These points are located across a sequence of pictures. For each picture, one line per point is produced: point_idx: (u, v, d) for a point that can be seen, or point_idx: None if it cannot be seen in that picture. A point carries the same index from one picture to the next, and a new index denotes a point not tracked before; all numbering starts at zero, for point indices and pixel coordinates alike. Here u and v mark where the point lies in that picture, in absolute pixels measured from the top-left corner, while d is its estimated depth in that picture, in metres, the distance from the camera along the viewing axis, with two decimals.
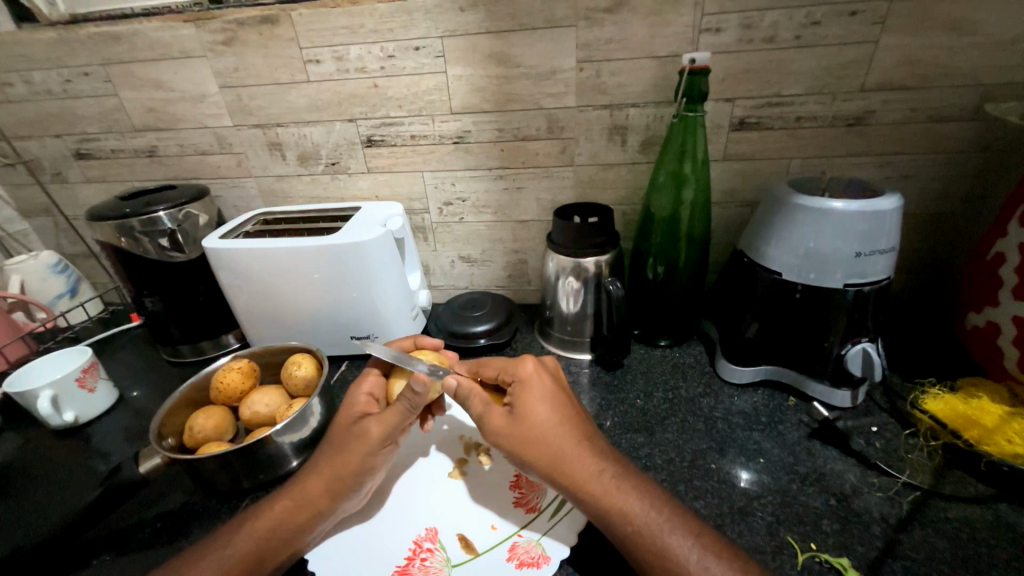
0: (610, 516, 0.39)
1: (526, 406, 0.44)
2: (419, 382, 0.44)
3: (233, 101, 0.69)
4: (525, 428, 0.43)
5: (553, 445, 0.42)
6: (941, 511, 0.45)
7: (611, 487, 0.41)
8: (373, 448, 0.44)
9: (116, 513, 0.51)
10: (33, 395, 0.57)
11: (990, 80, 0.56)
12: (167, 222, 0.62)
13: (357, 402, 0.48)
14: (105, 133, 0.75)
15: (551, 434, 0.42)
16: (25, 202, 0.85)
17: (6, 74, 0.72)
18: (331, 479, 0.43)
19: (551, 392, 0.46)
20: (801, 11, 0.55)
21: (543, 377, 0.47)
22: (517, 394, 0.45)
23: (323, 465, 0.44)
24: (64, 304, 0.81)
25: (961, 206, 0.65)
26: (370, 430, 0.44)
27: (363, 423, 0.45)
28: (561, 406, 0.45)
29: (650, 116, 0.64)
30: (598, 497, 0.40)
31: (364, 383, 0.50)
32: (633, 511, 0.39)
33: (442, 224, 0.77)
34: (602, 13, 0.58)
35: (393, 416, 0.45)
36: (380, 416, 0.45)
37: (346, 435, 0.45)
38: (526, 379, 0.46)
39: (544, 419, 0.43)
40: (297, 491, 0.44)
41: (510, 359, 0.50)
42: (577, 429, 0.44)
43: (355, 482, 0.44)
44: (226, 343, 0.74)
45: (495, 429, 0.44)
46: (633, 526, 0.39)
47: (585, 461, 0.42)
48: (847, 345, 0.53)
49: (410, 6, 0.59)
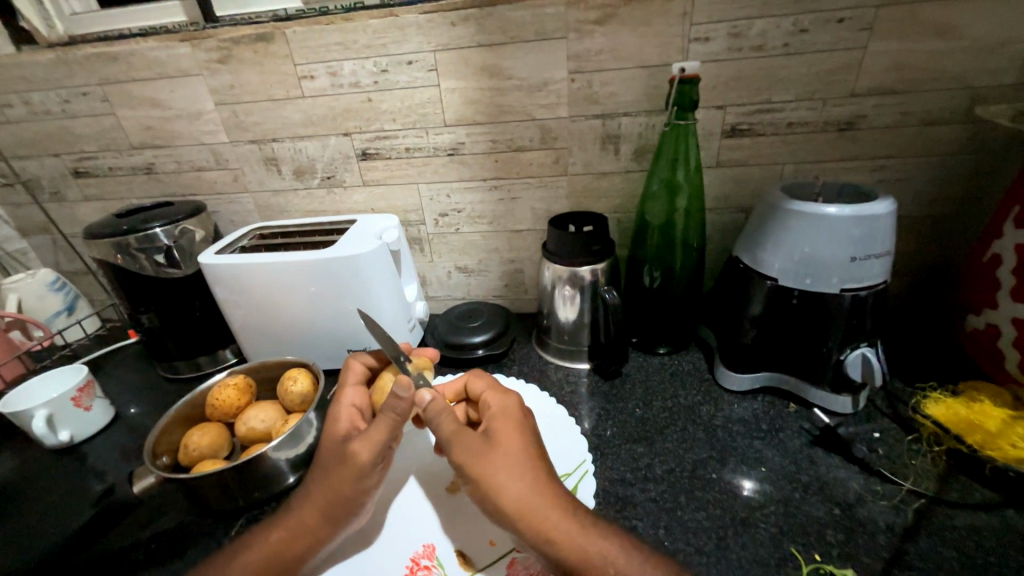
0: (587, 561, 0.38)
1: (502, 436, 0.43)
2: (402, 387, 0.41)
3: (230, 118, 0.70)
4: (499, 460, 0.41)
5: (527, 478, 0.40)
6: (947, 519, 0.45)
7: (587, 526, 0.40)
8: (363, 471, 0.42)
9: (110, 534, 0.51)
10: (29, 415, 0.57)
11: (978, 83, 0.56)
12: (163, 239, 0.62)
13: (340, 420, 0.46)
14: (103, 152, 0.76)
15: (527, 467, 0.41)
16: (25, 221, 0.85)
17: (6, 96, 0.72)
18: (327, 507, 0.42)
19: (526, 426, 0.44)
20: (788, 19, 0.55)
21: (522, 410, 0.46)
22: (495, 423, 0.44)
23: (316, 494, 0.43)
24: (61, 322, 0.81)
25: (957, 208, 0.65)
26: (357, 452, 0.42)
27: (349, 445, 0.43)
28: (534, 441, 0.44)
29: (643, 124, 0.64)
30: (574, 538, 0.38)
31: (346, 396, 0.48)
32: (612, 554, 0.38)
33: (438, 236, 0.77)
34: (592, 25, 0.58)
35: (381, 433, 0.42)
36: (365, 434, 0.43)
37: (333, 458, 0.44)
38: (506, 410, 0.45)
39: (517, 449, 0.42)
40: (292, 521, 0.43)
41: (498, 382, 0.49)
42: (547, 463, 0.43)
43: (351, 508, 0.43)
44: (223, 358, 0.74)
45: (468, 456, 0.41)
46: (613, 569, 0.37)
47: (558, 502, 0.40)
48: (847, 350, 0.53)
49: (402, 22, 0.60)
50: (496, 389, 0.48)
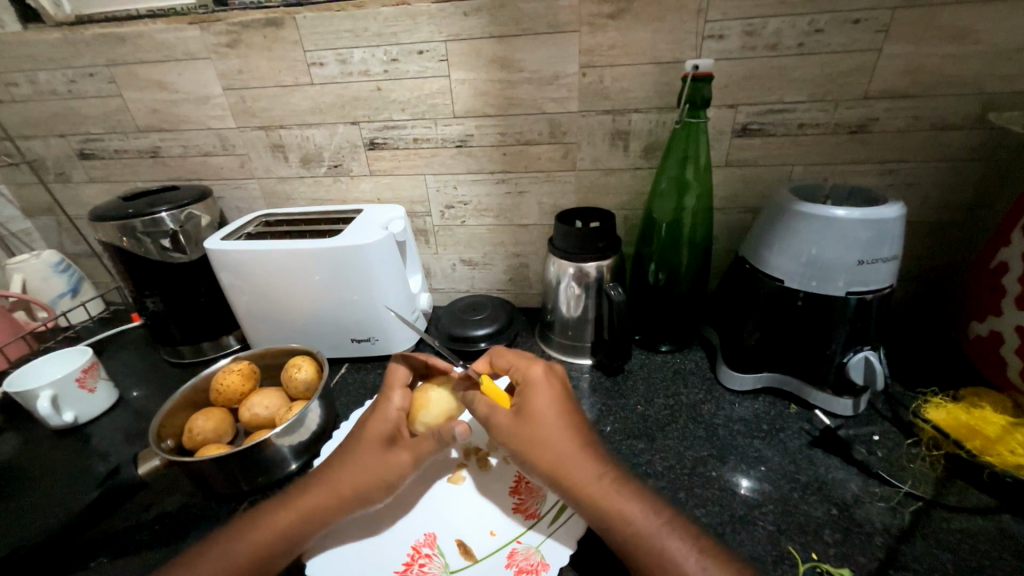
0: (609, 517, 0.40)
1: (534, 410, 0.45)
2: (463, 434, 0.46)
3: (237, 103, 0.69)
4: (534, 428, 0.44)
5: (555, 447, 0.43)
6: (944, 522, 0.45)
7: (610, 490, 0.41)
8: (399, 474, 0.45)
9: (115, 515, 0.51)
10: (33, 395, 0.57)
11: (993, 89, 0.56)
12: (169, 223, 0.62)
13: (390, 419, 0.48)
14: (108, 134, 0.75)
15: (559, 437, 0.44)
16: (29, 201, 0.85)
17: (13, 75, 0.72)
18: (342, 497, 0.44)
19: (555, 396, 0.47)
20: (804, 19, 0.55)
21: (550, 380, 0.49)
22: (525, 395, 0.47)
23: (330, 479, 0.45)
24: (65, 304, 0.81)
25: (964, 215, 0.65)
26: (400, 458, 0.46)
27: (394, 450, 0.46)
28: (564, 411, 0.46)
29: (653, 121, 0.64)
30: (598, 498, 0.41)
31: (393, 399, 0.50)
32: (633, 515, 0.40)
33: (443, 228, 0.77)
34: (604, 19, 0.58)
35: (428, 451, 0.47)
36: (412, 447, 0.47)
37: (365, 453, 0.46)
38: (534, 381, 0.48)
39: (545, 421, 0.45)
40: (299, 503, 0.44)
41: (526, 357, 0.53)
42: (578, 434, 0.45)
43: (368, 501, 0.45)
44: (226, 343, 0.74)
45: (502, 429, 0.46)
46: (631, 528, 0.39)
47: (587, 465, 0.43)
48: (850, 353, 0.53)
49: (414, 11, 0.60)
50: (522, 361, 0.51)
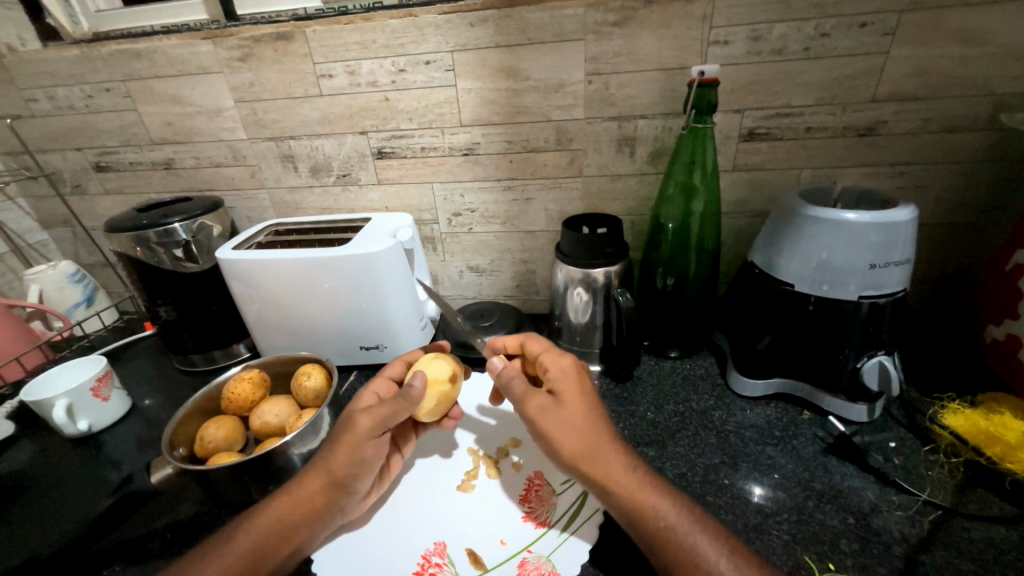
0: (640, 511, 0.39)
1: (568, 397, 0.44)
2: (417, 377, 0.48)
3: (248, 115, 0.70)
4: (568, 413, 0.43)
5: (591, 436, 0.42)
6: (964, 532, 0.44)
7: (642, 483, 0.41)
8: (363, 439, 0.44)
9: (128, 523, 0.52)
10: (50, 405, 0.58)
11: (1003, 90, 0.55)
12: (182, 233, 0.64)
13: (362, 398, 0.49)
14: (124, 147, 0.77)
15: (592, 427, 0.43)
16: (46, 213, 0.87)
17: (32, 90, 0.74)
18: (329, 477, 0.44)
19: (586, 386, 0.46)
20: (810, 24, 0.55)
21: (579, 371, 0.48)
22: (557, 383, 0.46)
23: (319, 461, 0.45)
24: (81, 313, 0.82)
25: (977, 216, 0.64)
26: (359, 422, 0.45)
27: (354, 417, 0.45)
28: (595, 401, 0.46)
29: (659, 127, 0.64)
30: (631, 490, 0.40)
31: (374, 384, 0.51)
32: (665, 509, 0.39)
33: (451, 235, 0.78)
34: (610, 27, 0.58)
35: (385, 410, 0.45)
36: (370, 410, 0.45)
37: (340, 429, 0.46)
38: (564, 371, 0.47)
39: (580, 410, 0.44)
40: (294, 490, 0.44)
41: (554, 346, 0.52)
42: (609, 425, 0.44)
43: (350, 477, 0.44)
44: (237, 352, 0.75)
45: (535, 412, 0.45)
46: (663, 523, 0.39)
47: (620, 457, 0.42)
48: (864, 358, 0.52)
49: (421, 22, 0.60)
50: (552, 352, 0.51)
